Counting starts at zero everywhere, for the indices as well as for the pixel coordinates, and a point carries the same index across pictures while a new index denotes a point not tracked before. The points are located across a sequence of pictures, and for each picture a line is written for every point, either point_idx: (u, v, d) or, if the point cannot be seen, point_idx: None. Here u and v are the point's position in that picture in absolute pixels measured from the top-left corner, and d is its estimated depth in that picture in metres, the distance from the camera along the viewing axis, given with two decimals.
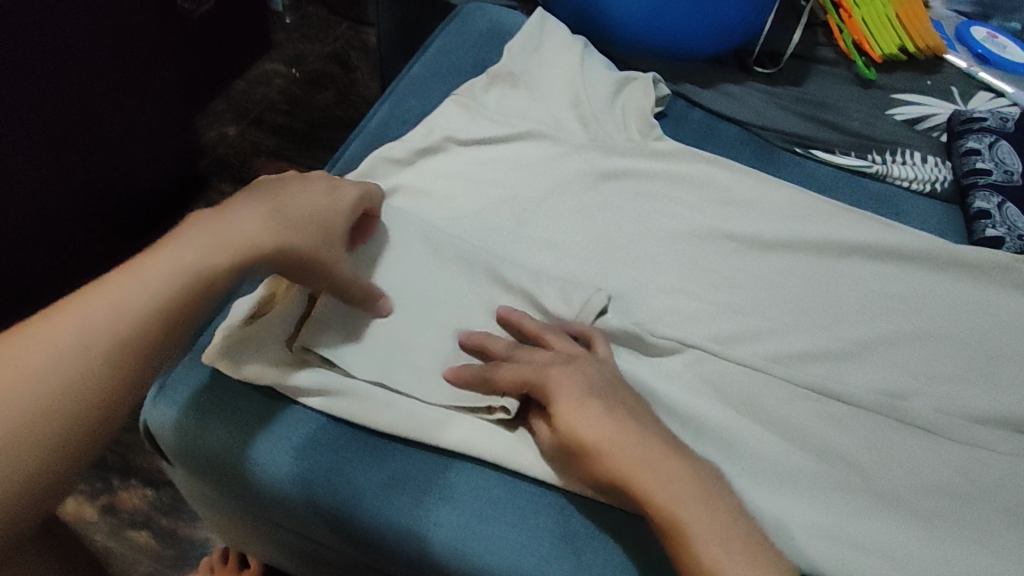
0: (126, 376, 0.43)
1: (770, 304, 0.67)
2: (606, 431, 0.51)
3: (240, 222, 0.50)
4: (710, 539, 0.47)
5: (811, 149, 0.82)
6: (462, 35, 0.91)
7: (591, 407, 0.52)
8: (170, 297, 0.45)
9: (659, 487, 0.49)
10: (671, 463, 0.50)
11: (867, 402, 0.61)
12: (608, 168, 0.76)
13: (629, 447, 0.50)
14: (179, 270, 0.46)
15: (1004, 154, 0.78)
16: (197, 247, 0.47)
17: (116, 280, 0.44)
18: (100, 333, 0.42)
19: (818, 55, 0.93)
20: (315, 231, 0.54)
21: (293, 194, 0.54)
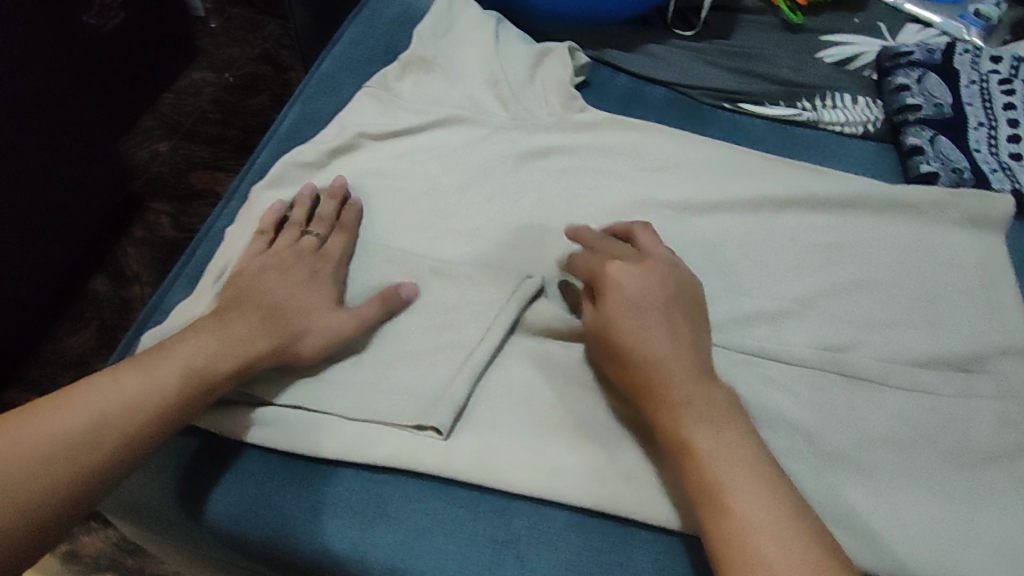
0: (117, 466, 0.47)
1: (709, 268, 0.65)
2: (656, 353, 0.50)
3: (240, 328, 0.55)
4: (722, 465, 0.46)
5: (740, 103, 0.79)
6: (371, 23, 0.87)
7: (647, 313, 0.52)
8: (170, 400, 0.50)
9: (685, 408, 0.48)
10: (708, 395, 0.49)
11: (811, 360, 0.59)
12: (532, 148, 0.73)
13: (677, 365, 0.50)
14: (177, 371, 0.51)
15: (933, 87, 0.76)
16: (199, 352, 0.52)
17: (129, 376, 0.49)
18: (101, 427, 0.47)
19: (742, 5, 0.90)
20: (321, 336, 0.57)
21: (301, 288, 0.59)
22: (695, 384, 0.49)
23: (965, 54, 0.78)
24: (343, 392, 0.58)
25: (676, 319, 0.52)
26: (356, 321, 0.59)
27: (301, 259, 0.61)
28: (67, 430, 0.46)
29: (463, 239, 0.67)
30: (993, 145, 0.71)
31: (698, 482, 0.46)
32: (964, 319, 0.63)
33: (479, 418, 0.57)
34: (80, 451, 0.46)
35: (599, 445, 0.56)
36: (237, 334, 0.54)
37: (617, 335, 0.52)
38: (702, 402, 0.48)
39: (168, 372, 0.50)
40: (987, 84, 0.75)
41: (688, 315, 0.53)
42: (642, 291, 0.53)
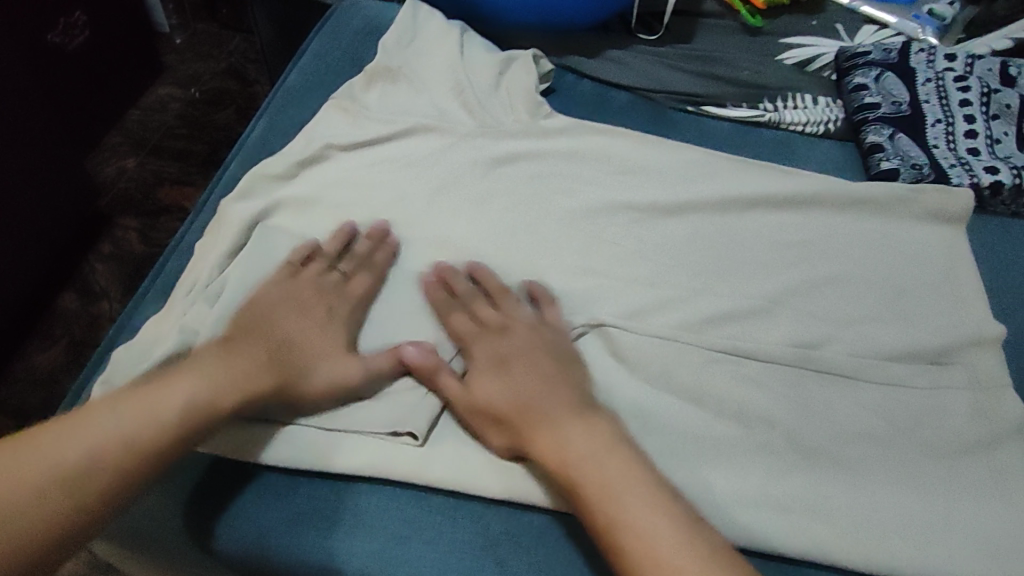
0: (116, 500, 0.46)
1: (679, 270, 0.66)
2: (538, 408, 0.52)
3: (248, 363, 0.53)
4: (634, 516, 0.46)
5: (703, 107, 0.80)
6: (336, 35, 0.86)
7: (532, 372, 0.55)
8: (175, 434, 0.48)
9: (586, 463, 0.49)
10: (614, 447, 0.50)
11: (785, 356, 0.60)
12: (501, 155, 0.73)
13: (564, 422, 0.52)
14: (181, 402, 0.49)
15: (890, 86, 0.78)
16: (206, 383, 0.51)
17: (136, 405, 0.48)
18: (104, 461, 0.46)
19: (703, 10, 0.91)
20: (328, 379, 0.55)
21: (311, 328, 0.58)
22: (588, 429, 0.51)
23: (921, 53, 0.80)
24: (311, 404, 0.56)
25: (551, 371, 0.55)
26: (370, 371, 0.57)
27: (321, 300, 0.59)
28: (69, 464, 0.45)
29: (433, 248, 0.67)
30: (951, 141, 0.73)
31: (612, 536, 0.47)
32: (930, 311, 0.64)
33: (455, 426, 0.57)
34: (80, 486, 0.45)
35: None
36: (245, 366, 0.53)
37: (506, 398, 0.54)
38: (588, 438, 0.51)
39: (171, 402, 0.49)
40: (942, 82, 0.76)
41: (577, 372, 0.56)
42: (524, 351, 0.56)
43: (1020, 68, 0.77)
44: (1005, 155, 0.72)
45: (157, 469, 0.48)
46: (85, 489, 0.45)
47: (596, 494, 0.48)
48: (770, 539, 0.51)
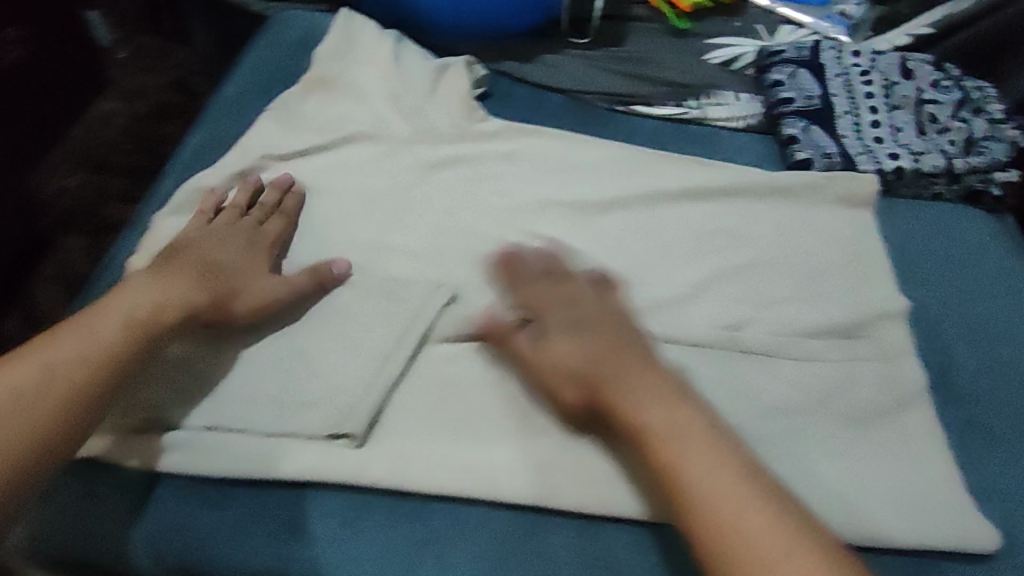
0: (65, 415, 0.49)
1: (611, 262, 0.69)
2: (613, 384, 0.52)
3: (178, 283, 0.57)
4: (730, 504, 0.46)
5: (631, 105, 0.83)
6: (274, 47, 0.87)
7: (644, 344, 0.56)
8: (113, 347, 0.52)
9: (685, 442, 0.49)
10: (705, 434, 0.49)
11: (710, 339, 0.63)
12: (437, 158, 0.75)
13: (665, 392, 0.52)
14: (114, 320, 0.53)
15: (804, 81, 0.83)
16: (139, 303, 0.55)
17: (72, 330, 0.52)
18: (50, 382, 0.50)
19: (632, 14, 0.95)
20: (256, 296, 0.59)
21: (235, 252, 0.62)
22: (664, 397, 0.51)
23: (831, 49, 0.85)
24: (254, 408, 0.56)
25: (617, 347, 0.55)
26: (292, 284, 0.61)
27: (240, 234, 0.64)
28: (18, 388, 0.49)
29: (368, 249, 0.67)
30: (859, 131, 0.78)
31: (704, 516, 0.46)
32: (844, 290, 0.68)
33: (393, 424, 0.55)
34: (30, 403, 0.48)
35: (514, 436, 0.55)
36: (172, 286, 0.57)
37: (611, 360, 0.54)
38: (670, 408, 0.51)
39: (109, 321, 0.53)
40: (850, 77, 0.82)
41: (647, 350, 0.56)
42: None
43: (919, 62, 0.82)
44: (906, 142, 0.77)
45: (106, 382, 0.51)
46: (41, 408, 0.48)
47: (694, 478, 0.47)
48: None
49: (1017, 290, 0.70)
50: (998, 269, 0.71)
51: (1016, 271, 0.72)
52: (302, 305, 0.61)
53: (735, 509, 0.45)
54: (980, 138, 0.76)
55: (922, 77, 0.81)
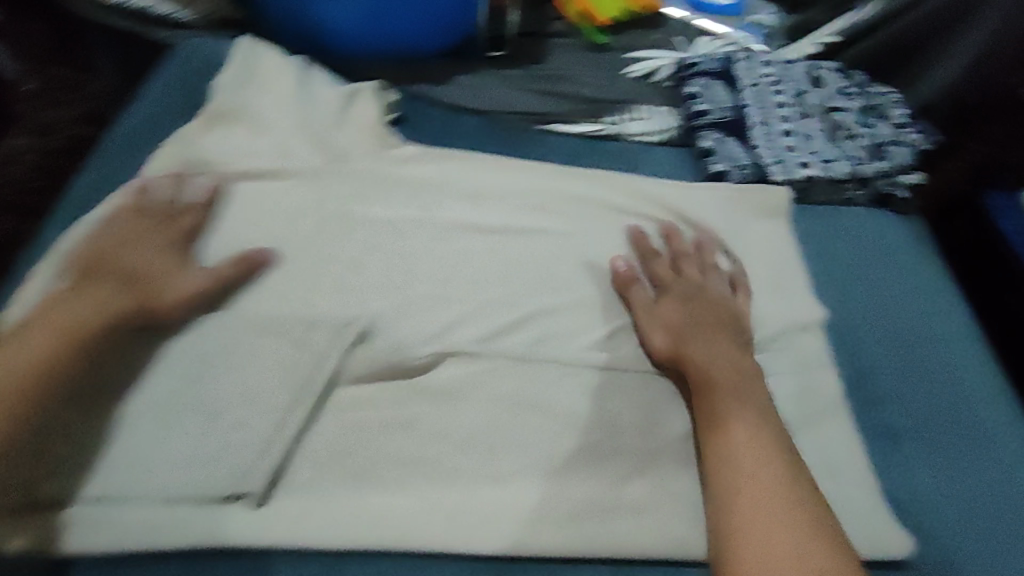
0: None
1: (532, 286, 0.66)
2: (701, 354, 0.58)
3: (99, 291, 0.56)
4: (761, 490, 0.48)
5: (549, 124, 0.83)
6: (175, 78, 0.83)
7: (730, 330, 0.61)
8: (40, 360, 0.51)
9: (737, 418, 0.53)
10: (763, 424, 0.53)
11: (634, 361, 0.61)
12: (348, 189, 0.72)
13: (731, 372, 0.56)
14: (39, 335, 0.52)
15: (718, 93, 0.83)
16: (62, 315, 0.54)
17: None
18: None
19: (550, 30, 0.94)
20: (188, 290, 0.59)
21: (150, 252, 0.61)
22: (727, 374, 0.56)
23: (743, 61, 0.86)
24: (144, 473, 0.52)
25: (718, 323, 0.61)
26: (215, 277, 0.61)
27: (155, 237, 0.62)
28: None
29: (277, 289, 0.63)
30: (772, 142, 0.79)
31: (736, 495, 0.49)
32: (766, 300, 0.68)
33: (296, 481, 0.53)
34: None
35: (425, 483, 0.53)
36: (94, 293, 0.56)
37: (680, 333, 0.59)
38: (731, 384, 0.56)
39: (33, 336, 0.52)
40: (761, 87, 0.83)
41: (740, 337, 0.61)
42: (738, 311, 0.63)
43: (827, 72, 0.84)
44: (817, 149, 0.78)
45: (37, 397, 0.50)
46: None
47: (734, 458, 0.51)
48: (625, 544, 0.51)
49: (927, 291, 0.71)
50: (908, 270, 0.73)
51: (926, 272, 0.73)
52: (227, 294, 0.62)
53: (770, 480, 0.49)
54: (886, 144, 0.79)
55: (830, 85, 0.83)
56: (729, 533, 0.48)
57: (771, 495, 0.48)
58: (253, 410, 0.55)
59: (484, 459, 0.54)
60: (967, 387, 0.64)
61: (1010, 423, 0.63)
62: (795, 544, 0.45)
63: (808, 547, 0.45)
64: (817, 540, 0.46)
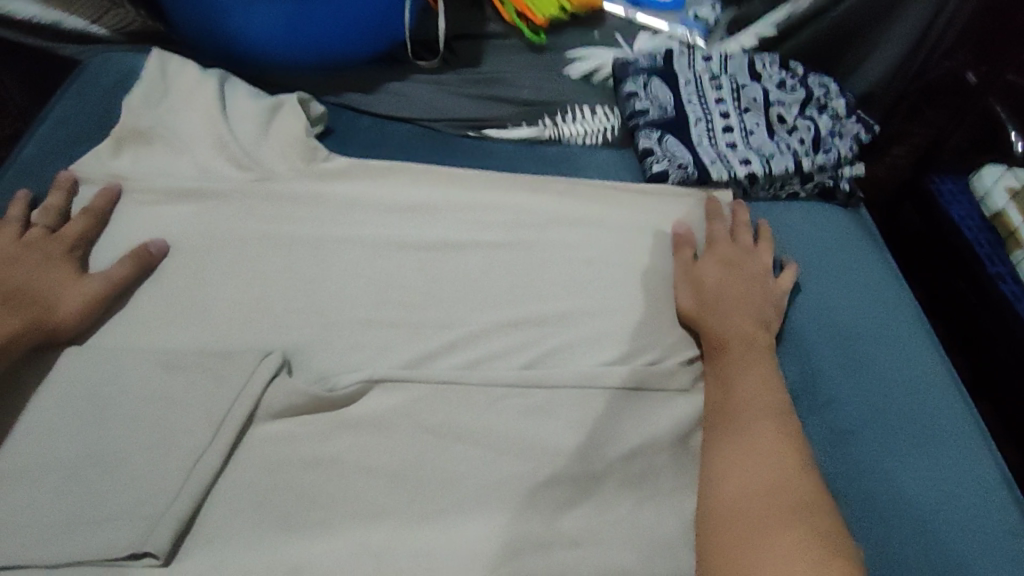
0: None
1: (465, 305, 0.63)
2: (723, 318, 0.61)
3: None
4: (753, 460, 0.48)
5: (485, 130, 0.80)
6: (86, 98, 0.78)
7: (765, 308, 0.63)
8: None
9: (747, 393, 0.54)
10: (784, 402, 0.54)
11: (576, 379, 0.58)
12: (272, 211, 0.68)
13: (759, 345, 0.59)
14: None
15: (657, 90, 0.80)
16: None
17: None
18: None
19: (487, 31, 0.91)
20: (74, 299, 0.57)
21: (29, 268, 0.58)
22: (756, 344, 0.59)
23: (681, 56, 0.83)
24: (37, 536, 0.47)
25: (755, 299, 0.63)
26: (111, 280, 0.59)
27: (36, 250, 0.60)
28: None
29: (194, 324, 0.59)
30: (712, 139, 0.77)
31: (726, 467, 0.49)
32: None
33: (212, 529, 0.48)
34: None
35: (353, 522, 0.49)
36: None
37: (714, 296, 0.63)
38: (750, 359, 0.57)
39: None
40: (700, 83, 0.81)
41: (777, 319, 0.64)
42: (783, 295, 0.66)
43: (765, 64, 0.82)
44: (757, 146, 0.76)
45: None
46: None
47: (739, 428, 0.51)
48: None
49: (877, 288, 0.70)
50: (858, 267, 0.71)
51: (874, 268, 0.72)
52: (124, 297, 0.60)
53: (767, 436, 0.50)
54: (826, 136, 0.77)
55: (768, 79, 0.81)
56: (715, 482, 0.49)
57: (767, 448, 0.49)
58: (164, 455, 0.50)
59: (414, 497, 0.51)
60: (919, 384, 0.63)
61: (963, 420, 0.61)
62: (772, 488, 0.46)
63: (789, 492, 0.46)
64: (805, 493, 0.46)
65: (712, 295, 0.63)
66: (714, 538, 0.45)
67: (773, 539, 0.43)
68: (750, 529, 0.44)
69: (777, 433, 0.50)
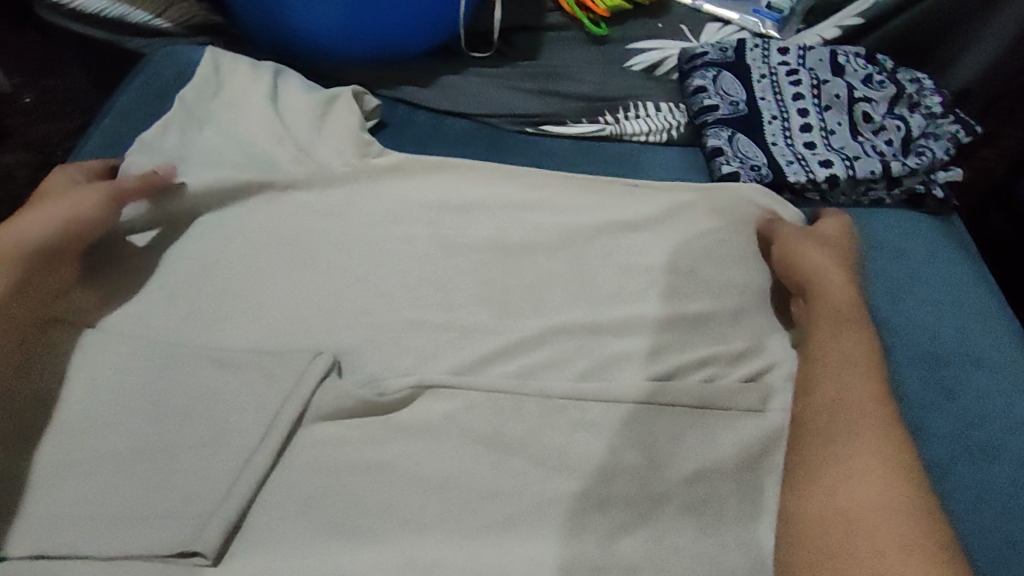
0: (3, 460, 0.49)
1: (519, 310, 0.60)
2: (804, 305, 0.61)
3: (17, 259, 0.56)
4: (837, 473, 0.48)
5: (543, 125, 0.77)
6: (149, 91, 0.79)
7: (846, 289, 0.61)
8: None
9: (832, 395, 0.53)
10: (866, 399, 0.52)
11: (636, 393, 0.54)
12: (325, 207, 0.67)
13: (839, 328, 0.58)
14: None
15: (729, 86, 0.76)
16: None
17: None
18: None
19: (546, 22, 0.88)
20: (91, 214, 0.60)
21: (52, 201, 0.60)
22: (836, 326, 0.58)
23: (755, 48, 0.78)
24: (91, 528, 0.46)
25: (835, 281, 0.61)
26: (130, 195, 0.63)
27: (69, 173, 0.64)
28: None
29: (246, 322, 0.59)
30: (788, 137, 0.71)
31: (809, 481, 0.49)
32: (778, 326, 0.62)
33: (259, 532, 0.47)
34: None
35: (400, 532, 0.47)
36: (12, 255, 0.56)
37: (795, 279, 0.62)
38: (842, 344, 0.56)
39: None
40: (776, 77, 0.75)
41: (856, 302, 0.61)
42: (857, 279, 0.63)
43: (850, 56, 0.76)
44: (839, 146, 0.70)
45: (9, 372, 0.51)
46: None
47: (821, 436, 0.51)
48: None
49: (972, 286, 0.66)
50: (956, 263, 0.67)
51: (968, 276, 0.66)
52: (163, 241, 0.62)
53: (852, 447, 0.49)
54: (917, 137, 0.70)
55: (853, 72, 0.74)
56: (801, 489, 0.49)
57: (849, 458, 0.48)
58: (216, 454, 0.50)
59: (464, 510, 0.48)
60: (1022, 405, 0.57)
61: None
62: (866, 496, 0.46)
63: (884, 497, 0.45)
64: (887, 497, 0.45)
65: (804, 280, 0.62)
66: (792, 535, 0.47)
67: (857, 544, 0.43)
68: (833, 531, 0.45)
69: (868, 434, 0.49)
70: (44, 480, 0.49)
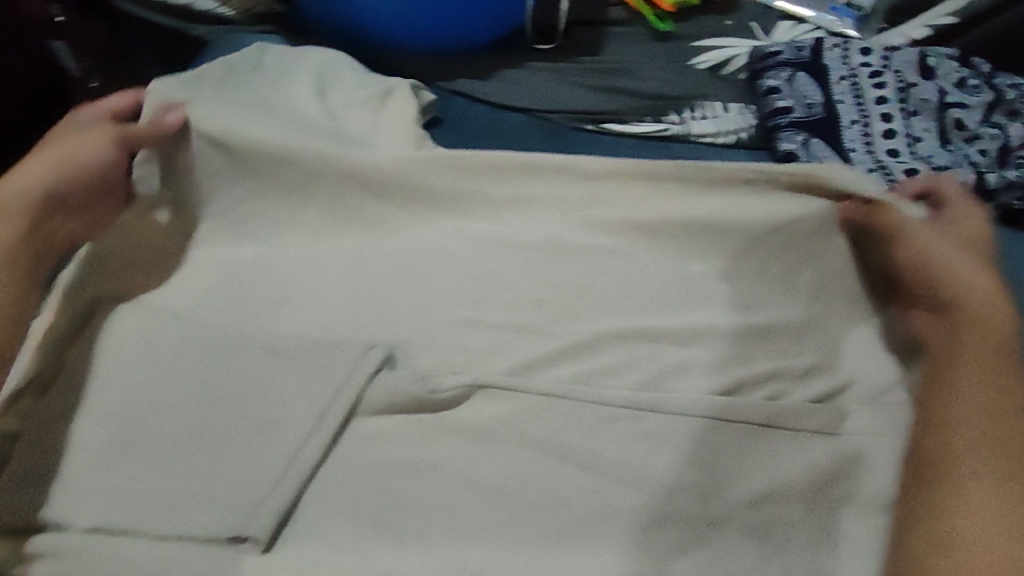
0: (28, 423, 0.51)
1: (575, 312, 0.58)
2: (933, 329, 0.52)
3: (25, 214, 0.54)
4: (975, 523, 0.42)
5: (604, 123, 0.74)
6: None
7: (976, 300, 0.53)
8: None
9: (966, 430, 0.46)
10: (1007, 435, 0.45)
11: (697, 405, 0.51)
12: (375, 193, 0.63)
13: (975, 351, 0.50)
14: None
15: (804, 87, 0.72)
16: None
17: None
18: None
19: (609, 17, 0.85)
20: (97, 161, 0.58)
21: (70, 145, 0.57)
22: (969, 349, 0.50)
23: (834, 48, 0.74)
24: (150, 508, 0.47)
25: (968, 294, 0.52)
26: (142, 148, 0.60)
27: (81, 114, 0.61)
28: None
29: (299, 309, 0.58)
30: (868, 143, 0.67)
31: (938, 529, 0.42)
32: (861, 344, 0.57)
33: (309, 525, 0.47)
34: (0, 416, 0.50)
35: (448, 536, 0.46)
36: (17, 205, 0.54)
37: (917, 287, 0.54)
38: (979, 373, 0.49)
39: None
40: (857, 79, 0.71)
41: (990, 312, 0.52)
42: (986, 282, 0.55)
43: (939, 58, 0.71)
44: (926, 154, 0.66)
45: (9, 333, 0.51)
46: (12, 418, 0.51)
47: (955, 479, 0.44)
48: None
49: None
50: None
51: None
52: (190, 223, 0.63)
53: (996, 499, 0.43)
54: (1017, 147, 0.65)
55: (944, 76, 0.69)
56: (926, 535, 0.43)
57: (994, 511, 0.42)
58: (267, 442, 0.50)
59: (514, 517, 0.47)
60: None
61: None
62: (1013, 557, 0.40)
63: None
64: None
65: (939, 270, 0.54)
66: None
67: None
68: None
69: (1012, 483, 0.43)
70: (101, 457, 0.49)
